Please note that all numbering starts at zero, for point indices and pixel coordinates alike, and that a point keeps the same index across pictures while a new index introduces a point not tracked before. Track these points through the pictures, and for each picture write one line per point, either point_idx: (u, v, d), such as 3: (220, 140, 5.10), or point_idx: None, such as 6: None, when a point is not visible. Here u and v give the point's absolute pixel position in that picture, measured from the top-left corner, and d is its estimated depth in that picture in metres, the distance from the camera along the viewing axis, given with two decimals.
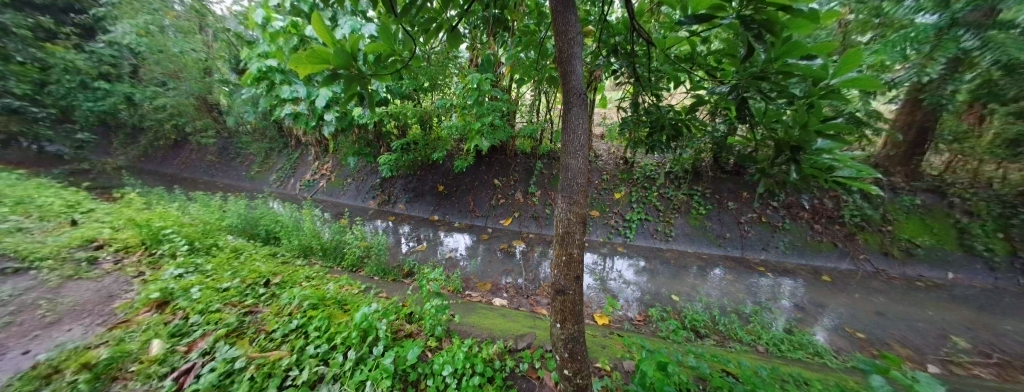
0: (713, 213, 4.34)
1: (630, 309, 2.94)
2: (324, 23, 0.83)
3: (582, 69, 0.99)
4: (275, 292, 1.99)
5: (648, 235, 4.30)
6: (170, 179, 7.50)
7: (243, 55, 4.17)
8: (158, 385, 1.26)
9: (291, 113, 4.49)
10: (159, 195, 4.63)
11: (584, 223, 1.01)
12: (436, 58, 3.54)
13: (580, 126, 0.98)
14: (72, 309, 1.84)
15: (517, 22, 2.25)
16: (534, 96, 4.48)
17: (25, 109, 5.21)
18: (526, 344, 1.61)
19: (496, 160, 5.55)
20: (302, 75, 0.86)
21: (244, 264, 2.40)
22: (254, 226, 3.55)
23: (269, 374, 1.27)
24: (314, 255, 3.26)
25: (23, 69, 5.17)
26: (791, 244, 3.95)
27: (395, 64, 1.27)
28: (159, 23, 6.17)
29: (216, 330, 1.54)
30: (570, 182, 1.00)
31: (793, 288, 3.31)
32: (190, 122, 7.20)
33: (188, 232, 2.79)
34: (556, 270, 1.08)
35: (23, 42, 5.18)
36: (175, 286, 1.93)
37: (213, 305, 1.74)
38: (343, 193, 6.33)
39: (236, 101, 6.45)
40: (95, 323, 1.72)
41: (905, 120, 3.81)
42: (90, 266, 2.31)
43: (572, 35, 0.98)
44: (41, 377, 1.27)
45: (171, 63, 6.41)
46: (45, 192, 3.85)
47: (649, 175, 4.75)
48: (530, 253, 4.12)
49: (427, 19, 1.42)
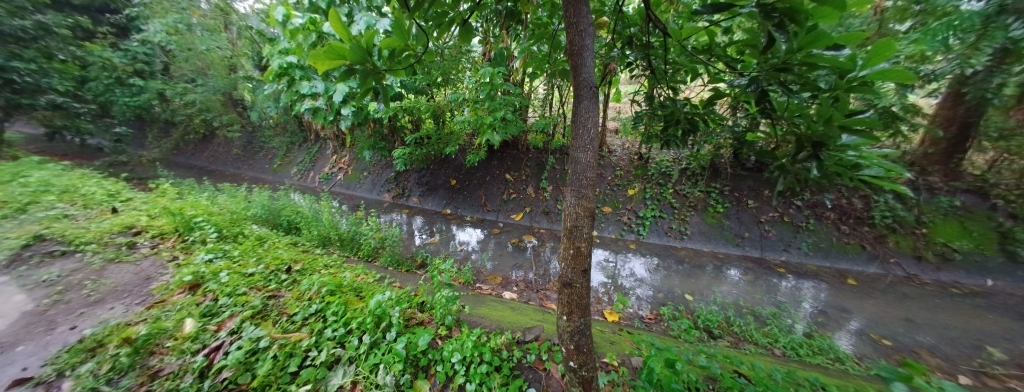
0: (731, 211, 4.20)
1: (641, 308, 2.90)
2: (342, 20, 0.86)
3: (594, 61, 0.97)
4: (296, 278, 2.07)
5: (662, 233, 4.21)
6: (199, 171, 7.90)
7: (266, 52, 4.30)
8: (191, 359, 1.36)
9: (309, 108, 4.65)
10: (190, 186, 4.88)
11: (593, 218, 1.01)
12: (450, 53, 3.55)
13: (590, 119, 0.98)
14: (114, 289, 2.01)
15: (531, 15, 2.21)
16: (547, 90, 4.44)
17: (66, 104, 5.66)
18: (534, 336, 1.62)
19: (508, 155, 5.53)
20: (320, 71, 0.90)
21: (268, 251, 2.51)
22: (276, 216, 3.70)
23: (290, 353, 1.35)
24: (332, 245, 3.38)
25: (65, 66, 5.66)
26: (815, 245, 3.79)
27: (409, 59, 1.28)
28: (186, 21, 6.46)
29: (242, 312, 1.63)
30: (579, 176, 0.99)
31: (815, 291, 3.18)
32: (217, 117, 7.48)
33: (217, 220, 2.92)
34: (564, 263, 1.08)
35: (65, 41, 5.68)
36: (205, 270, 2.05)
37: (239, 288, 1.85)
38: (359, 186, 6.48)
39: (259, 96, 6.66)
40: (136, 301, 1.88)
41: (945, 115, 3.58)
42: (130, 250, 2.48)
43: (584, 26, 0.96)
44: (87, 350, 1.45)
45: (200, 61, 6.69)
46: (89, 182, 4.14)
47: (665, 171, 4.60)
48: (540, 249, 4.12)
49: (440, 13, 1.42)
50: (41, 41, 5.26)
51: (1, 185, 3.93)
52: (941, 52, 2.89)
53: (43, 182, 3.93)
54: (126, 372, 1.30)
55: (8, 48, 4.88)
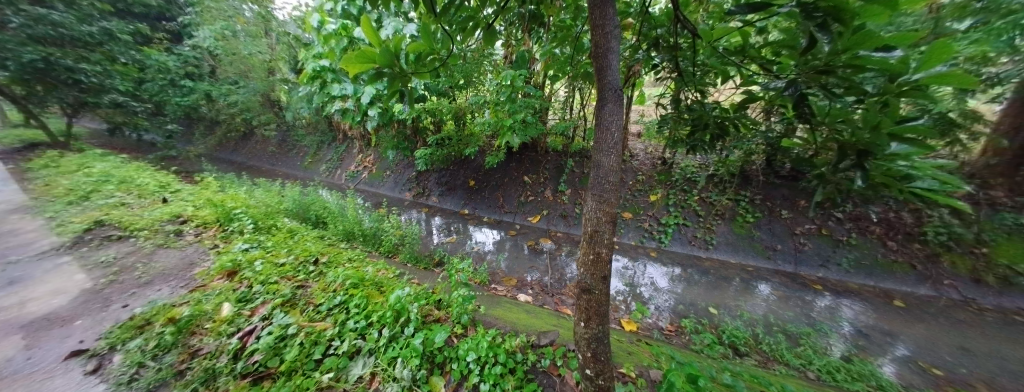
0: (762, 221, 3.97)
1: (661, 319, 2.80)
2: (373, 25, 0.90)
3: (619, 64, 0.96)
4: (322, 270, 2.16)
5: (685, 242, 4.03)
6: (238, 167, 8.47)
7: (301, 56, 4.56)
8: (227, 341, 1.46)
9: (339, 109, 4.88)
10: (230, 179, 5.26)
11: (614, 223, 0.99)
12: (472, 56, 3.59)
13: (614, 122, 0.96)
14: (161, 272, 2.20)
15: (554, 17, 2.22)
16: (568, 93, 4.40)
17: (127, 103, 6.30)
18: (549, 341, 1.61)
19: (527, 157, 5.51)
20: (351, 75, 0.95)
21: (298, 243, 2.64)
22: (305, 211, 3.89)
23: (315, 341, 1.43)
24: (355, 240, 3.52)
25: (126, 68, 6.32)
26: (856, 262, 3.50)
27: (433, 62, 1.30)
28: (232, 28, 6.98)
29: (273, 300, 1.74)
30: (601, 180, 0.98)
31: (855, 311, 2.94)
32: (256, 116, 7.91)
33: (253, 212, 3.11)
34: (583, 268, 1.07)
35: (126, 46, 6.29)
36: (242, 258, 2.20)
37: (272, 277, 1.96)
38: (382, 184, 6.70)
39: (294, 97, 7.05)
40: (180, 284, 2.05)
41: (1010, 123, 3.17)
42: (177, 237, 2.70)
43: (610, 28, 0.94)
44: (135, 327, 1.62)
45: (243, 64, 7.19)
46: (143, 173, 4.56)
47: (691, 177, 4.43)
48: (557, 252, 4.08)
49: (465, 17, 1.45)
50: (106, 46, 5.91)
51: (72, 175, 4.41)
52: (1007, 54, 2.61)
53: (104, 173, 4.36)
54: (170, 350, 1.44)
55: (79, 52, 5.54)
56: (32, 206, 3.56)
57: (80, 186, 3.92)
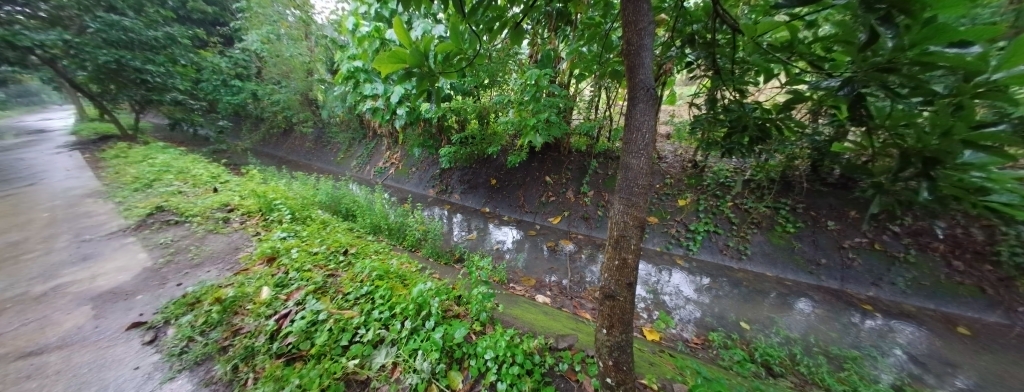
0: (805, 232, 3.51)
1: (686, 330, 2.68)
2: (404, 26, 0.92)
3: (652, 61, 0.91)
4: (351, 260, 2.25)
5: (715, 251, 3.73)
6: (279, 161, 9.06)
7: (337, 58, 4.78)
8: (265, 323, 1.58)
9: (370, 107, 5.08)
10: (271, 171, 5.65)
11: (642, 228, 0.95)
12: (498, 56, 3.59)
13: (645, 123, 0.92)
14: (211, 254, 2.40)
15: (582, 15, 2.17)
16: (594, 92, 4.28)
17: (185, 101, 7.05)
18: (568, 345, 1.57)
19: (549, 157, 5.43)
20: (383, 75, 0.97)
21: (330, 233, 2.76)
22: (337, 204, 4.08)
23: (343, 328, 1.50)
24: (382, 234, 3.64)
25: (184, 69, 7.10)
26: (914, 282, 3.00)
27: (460, 62, 1.30)
28: (276, 32, 7.46)
29: (306, 286, 1.83)
30: (630, 183, 0.94)
31: (911, 336, 2.58)
32: (296, 114, 8.41)
33: (291, 204, 3.29)
34: (608, 273, 1.04)
35: (186, 49, 7.19)
36: (281, 245, 2.34)
37: (306, 265, 2.07)
38: (408, 180, 6.90)
39: (329, 96, 7.37)
40: (225, 267, 2.22)
41: None
42: (224, 224, 2.93)
43: (644, 25, 0.90)
44: (187, 304, 1.81)
45: (284, 65, 7.68)
46: (197, 164, 5.03)
47: (723, 182, 4.06)
48: (577, 254, 4.01)
49: (493, 18, 1.44)
50: (169, 49, 6.78)
51: (139, 165, 4.95)
52: None
53: (166, 164, 4.85)
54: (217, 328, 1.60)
55: (145, 54, 6.39)
56: (106, 191, 4.02)
57: (145, 174, 4.37)
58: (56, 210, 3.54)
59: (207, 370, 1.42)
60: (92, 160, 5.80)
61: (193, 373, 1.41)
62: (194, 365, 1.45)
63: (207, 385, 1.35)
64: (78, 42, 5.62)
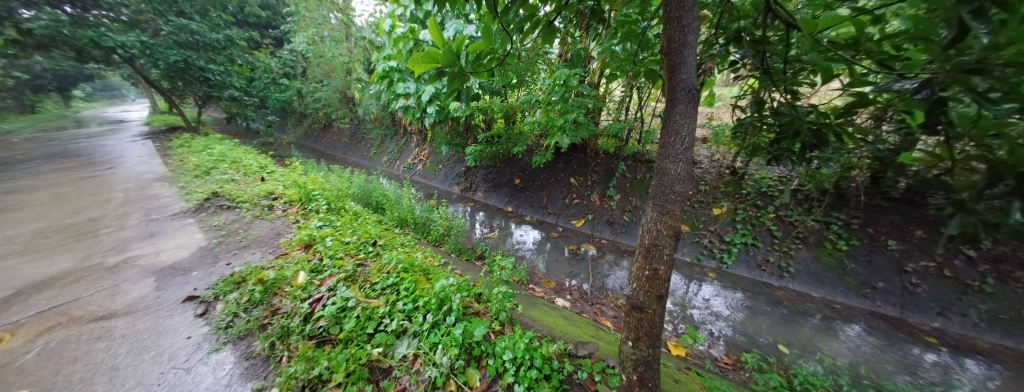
0: (860, 250, 3.12)
1: (715, 348, 2.52)
2: (438, 26, 0.93)
3: (695, 60, 0.85)
4: (379, 251, 2.32)
5: (753, 266, 3.43)
6: (318, 154, 9.63)
7: (375, 58, 4.98)
8: (300, 305, 1.68)
9: (402, 106, 5.26)
10: (311, 163, 6.03)
11: (677, 238, 0.89)
12: (527, 55, 3.53)
13: (684, 127, 0.86)
14: (256, 238, 2.59)
15: (616, 12, 2.11)
16: (625, 92, 4.14)
17: (240, 98, 7.77)
18: (587, 353, 1.52)
19: (575, 158, 5.33)
20: (416, 74, 0.98)
21: (361, 225, 2.87)
22: (368, 196, 4.26)
23: (369, 317, 1.56)
24: (408, 227, 3.75)
25: (241, 69, 7.87)
26: (991, 316, 2.55)
27: (491, 62, 1.29)
28: (321, 34, 7.91)
29: (337, 274, 1.92)
30: (665, 189, 0.89)
31: (987, 377, 2.19)
32: (335, 111, 8.87)
33: (328, 195, 3.46)
34: (636, 284, 0.99)
35: (242, 50, 7.92)
36: (317, 234, 2.47)
37: (338, 253, 2.17)
38: (434, 177, 7.07)
39: (364, 95, 7.59)
40: (268, 250, 2.39)
41: None
42: (269, 211, 3.16)
43: (688, 21, 0.84)
44: (235, 282, 1.96)
45: (327, 65, 8.16)
46: (247, 154, 5.49)
47: (765, 191, 3.70)
48: (600, 259, 3.90)
49: (525, 17, 1.42)
50: (228, 50, 7.56)
51: (200, 154, 5.50)
52: None
53: (221, 153, 5.35)
54: (259, 306, 1.73)
55: (208, 55, 7.19)
56: (171, 177, 4.47)
57: (204, 163, 4.84)
58: (130, 191, 3.99)
59: (248, 344, 1.53)
60: (160, 148, 6.51)
61: (236, 346, 1.53)
62: (237, 339, 1.57)
63: (247, 358, 1.46)
64: (153, 44, 6.37)
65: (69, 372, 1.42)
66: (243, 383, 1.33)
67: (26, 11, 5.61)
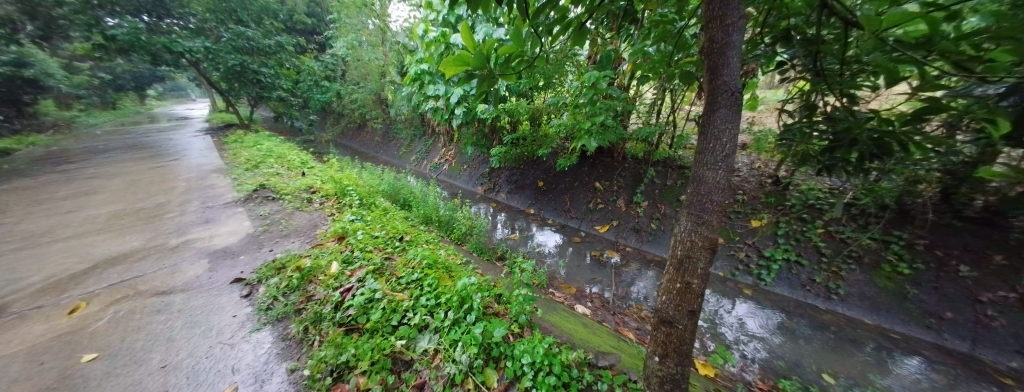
0: (925, 276, 2.72)
1: (748, 371, 2.34)
2: (469, 29, 0.94)
3: (740, 60, 0.78)
4: (406, 246, 2.39)
5: (795, 285, 3.14)
6: (352, 152, 10.13)
7: (408, 61, 5.17)
8: (332, 294, 1.77)
9: (432, 107, 5.42)
10: (346, 160, 6.37)
11: (713, 251, 0.84)
12: (556, 56, 3.49)
13: (725, 133, 0.80)
14: (295, 228, 2.76)
15: (650, 12, 2.05)
16: (657, 95, 3.98)
17: (286, 98, 8.40)
18: (609, 364, 1.46)
19: (601, 162, 5.19)
20: (447, 77, 1.00)
21: (389, 220, 2.98)
22: (397, 193, 4.41)
23: (394, 309, 1.61)
24: (433, 225, 3.84)
25: (287, 71, 8.50)
26: None
27: (520, 65, 1.29)
28: (359, 39, 8.31)
29: (366, 266, 2.00)
30: (701, 198, 0.83)
31: None
32: (369, 111, 9.28)
33: (360, 191, 3.62)
34: (665, 297, 0.94)
35: (289, 54, 8.54)
36: (349, 227, 2.59)
37: (367, 247, 2.26)
38: (460, 176, 7.19)
39: (396, 97, 7.90)
40: (306, 240, 2.53)
41: None
42: (308, 203, 3.37)
43: (733, 20, 0.78)
44: (275, 268, 2.10)
45: (364, 68, 8.57)
46: (290, 150, 5.90)
47: (813, 204, 3.38)
48: (624, 266, 3.78)
49: (557, 18, 1.40)
50: (278, 54, 8.23)
51: (251, 149, 6.00)
52: None
53: (268, 149, 5.80)
54: (296, 292, 1.84)
55: (260, 59, 7.86)
56: (225, 169, 4.91)
57: (254, 157, 5.27)
58: (191, 180, 4.44)
59: (285, 326, 1.63)
60: (217, 143, 7.18)
61: (274, 327, 1.63)
62: (275, 321, 1.67)
63: (283, 339, 1.55)
64: (215, 49, 7.09)
65: (132, 339, 1.59)
66: (278, 363, 1.42)
67: (110, 20, 6.61)
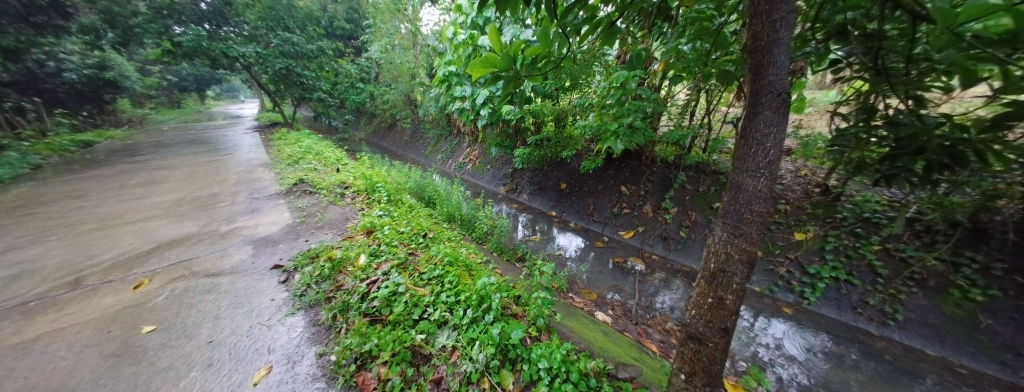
0: (1003, 305, 2.36)
1: None
2: (497, 31, 0.94)
3: (788, 59, 0.72)
4: (429, 243, 2.44)
5: (843, 306, 2.85)
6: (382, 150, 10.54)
7: (437, 63, 5.31)
8: (359, 285, 1.84)
9: (458, 108, 5.51)
10: (376, 158, 6.64)
11: (751, 265, 0.77)
12: (583, 57, 3.42)
13: (768, 137, 0.73)
14: (329, 221, 2.91)
15: (686, 7, 1.95)
16: (690, 96, 3.78)
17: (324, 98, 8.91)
18: (629, 376, 1.39)
19: (628, 165, 5.02)
20: (473, 78, 1.01)
21: (414, 217, 3.05)
22: (422, 191, 4.53)
23: (415, 303, 1.64)
24: (455, 223, 3.90)
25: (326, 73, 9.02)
26: None
27: (547, 65, 1.26)
28: (392, 42, 8.62)
29: (392, 260, 2.07)
30: (739, 206, 0.77)
31: None
32: (399, 111, 9.59)
33: (388, 188, 3.74)
34: (695, 310, 0.88)
35: (328, 57, 9.06)
36: (377, 221, 2.68)
37: (393, 241, 2.33)
38: (483, 176, 7.26)
39: (424, 98, 8.10)
40: (337, 233, 2.66)
41: None
42: (340, 198, 3.54)
43: (782, 15, 0.71)
44: (309, 257, 2.22)
45: (395, 70, 8.88)
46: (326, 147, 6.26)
47: (868, 217, 3.06)
48: (650, 274, 3.63)
49: (588, 17, 1.36)
50: (318, 58, 8.87)
51: (291, 146, 6.43)
52: None
53: (307, 146, 6.19)
54: (325, 281, 1.94)
55: (303, 62, 8.49)
56: (269, 163, 5.29)
57: (295, 153, 5.64)
58: (239, 173, 4.83)
59: (315, 313, 1.72)
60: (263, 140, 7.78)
61: (306, 313, 1.72)
62: (308, 307, 1.77)
63: (313, 325, 1.63)
64: (265, 54, 7.77)
65: (185, 315, 1.74)
66: (309, 346, 1.50)
67: (177, 28, 7.33)
